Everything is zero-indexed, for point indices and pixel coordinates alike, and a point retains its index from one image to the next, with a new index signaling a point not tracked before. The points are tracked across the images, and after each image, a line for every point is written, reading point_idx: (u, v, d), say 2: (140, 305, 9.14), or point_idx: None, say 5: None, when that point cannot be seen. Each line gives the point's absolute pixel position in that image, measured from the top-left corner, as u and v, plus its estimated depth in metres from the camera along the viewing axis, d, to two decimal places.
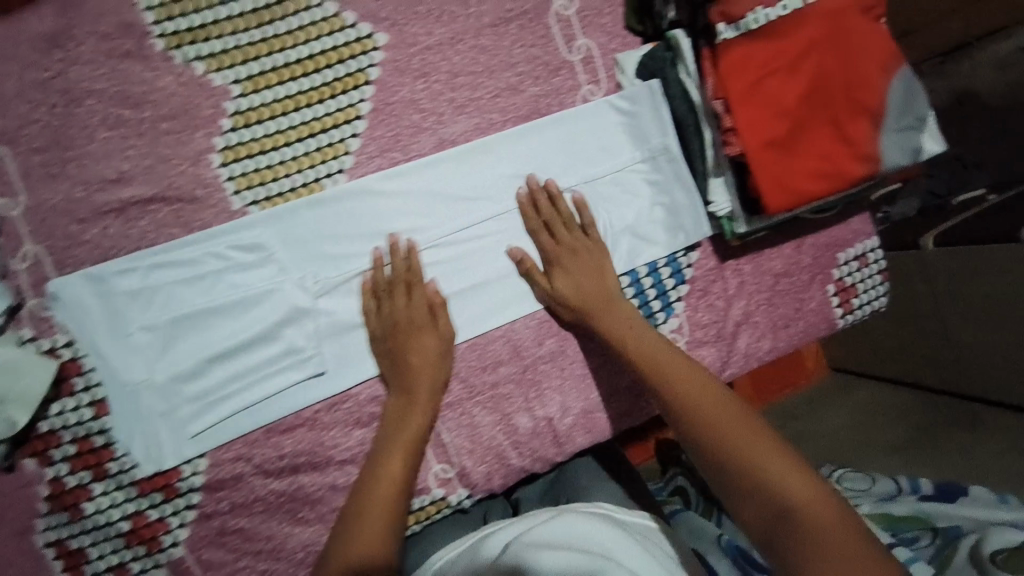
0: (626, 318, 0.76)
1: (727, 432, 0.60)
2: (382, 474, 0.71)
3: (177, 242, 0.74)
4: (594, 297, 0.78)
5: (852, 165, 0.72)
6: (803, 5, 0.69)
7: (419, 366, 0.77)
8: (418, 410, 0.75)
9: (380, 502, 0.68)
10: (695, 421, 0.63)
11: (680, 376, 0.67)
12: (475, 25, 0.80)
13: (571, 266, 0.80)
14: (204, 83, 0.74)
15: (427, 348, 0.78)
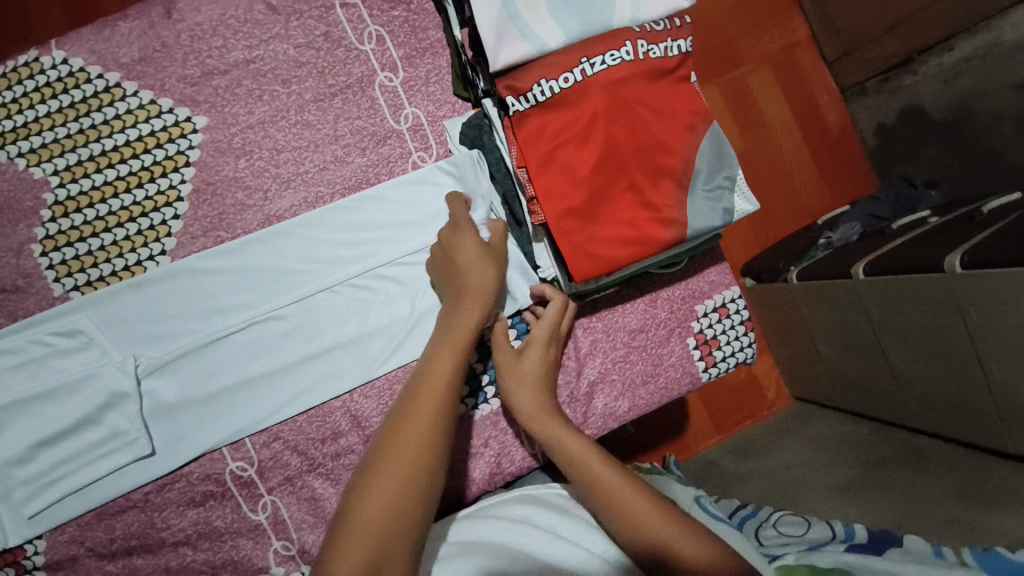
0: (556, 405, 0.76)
1: (652, 528, 0.62)
2: (424, 399, 0.67)
3: (3, 331, 0.76)
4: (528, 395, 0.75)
5: (659, 229, 0.70)
6: (585, 77, 0.68)
7: (475, 278, 0.75)
8: (464, 325, 0.73)
9: (414, 441, 0.64)
10: (623, 514, 0.64)
11: (599, 469, 0.68)
12: (297, 102, 0.82)
13: (545, 350, 0.78)
14: (25, 177, 0.77)
15: (479, 252, 0.76)
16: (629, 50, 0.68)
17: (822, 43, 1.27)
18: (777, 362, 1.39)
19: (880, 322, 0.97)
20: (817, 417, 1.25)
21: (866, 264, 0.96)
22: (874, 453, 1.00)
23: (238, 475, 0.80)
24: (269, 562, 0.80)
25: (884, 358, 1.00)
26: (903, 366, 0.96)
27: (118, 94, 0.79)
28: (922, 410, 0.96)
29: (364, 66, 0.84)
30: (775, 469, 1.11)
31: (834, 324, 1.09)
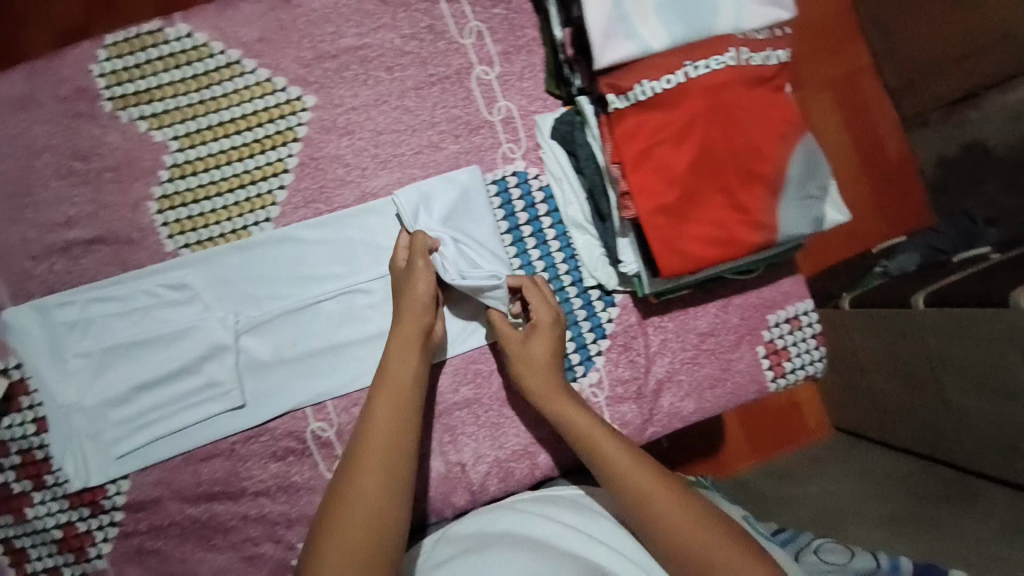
0: (573, 401, 0.75)
1: (679, 522, 0.62)
2: (377, 437, 0.66)
3: (114, 280, 0.81)
4: (545, 396, 0.76)
5: (748, 232, 0.72)
6: (687, 79, 0.70)
7: (416, 317, 0.76)
8: (409, 363, 0.72)
9: (373, 483, 0.62)
10: (630, 492, 0.65)
11: (620, 463, 0.67)
12: (399, 88, 0.87)
13: (540, 353, 0.78)
14: (145, 139, 0.82)
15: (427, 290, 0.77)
16: (734, 53, 0.71)
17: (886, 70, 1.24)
18: (822, 388, 1.36)
19: (937, 353, 0.95)
20: (855, 448, 1.22)
21: (929, 295, 0.97)
22: (919, 489, 0.98)
23: (318, 435, 0.84)
24: None
25: (937, 391, 0.98)
26: (955, 400, 0.95)
27: (237, 69, 0.84)
28: (973, 447, 0.94)
29: (463, 59, 0.88)
30: (816, 493, 1.08)
31: (884, 352, 1.07)
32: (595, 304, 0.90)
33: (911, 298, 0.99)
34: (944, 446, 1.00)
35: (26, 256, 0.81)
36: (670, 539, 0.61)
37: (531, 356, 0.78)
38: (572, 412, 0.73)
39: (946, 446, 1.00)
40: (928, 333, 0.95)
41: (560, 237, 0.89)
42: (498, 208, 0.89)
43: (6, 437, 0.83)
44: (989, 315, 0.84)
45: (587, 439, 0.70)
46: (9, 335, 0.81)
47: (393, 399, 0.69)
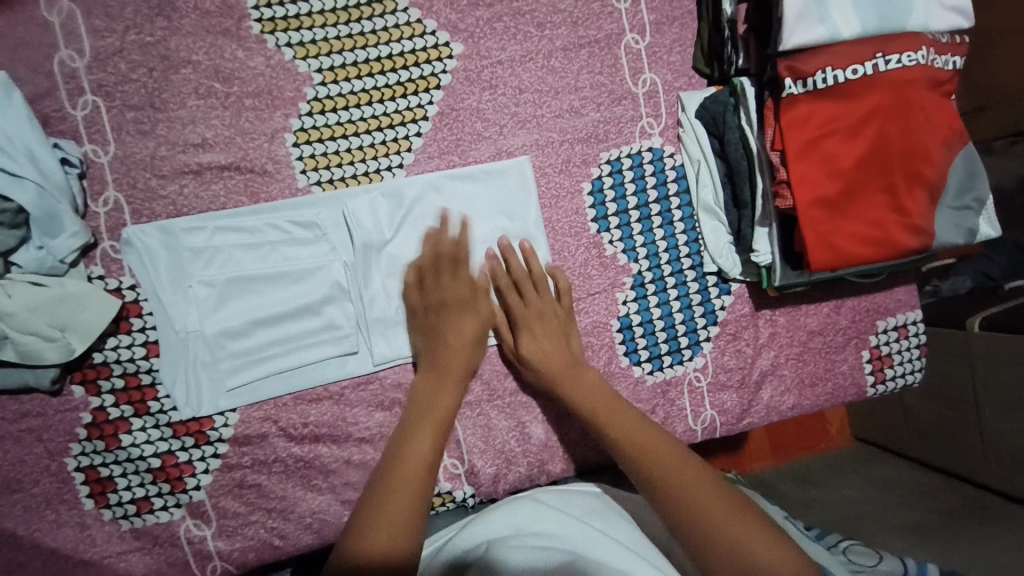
0: (589, 382, 0.78)
1: (690, 490, 0.62)
2: (410, 462, 0.67)
3: (245, 209, 0.78)
4: (556, 367, 0.79)
5: (905, 235, 0.72)
6: (875, 72, 0.69)
7: (455, 357, 0.78)
8: (445, 396, 0.75)
9: (403, 494, 0.63)
10: (638, 449, 0.68)
11: (631, 435, 0.70)
12: (547, 47, 0.84)
13: (542, 334, 0.81)
14: (289, 68, 0.79)
15: (473, 331, 0.79)
16: (926, 52, 0.70)
17: None
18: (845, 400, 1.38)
19: (983, 380, 1.03)
20: (879, 459, 1.27)
21: (983, 319, 1.02)
22: (944, 504, 1.05)
23: None
24: (439, 475, 0.85)
25: (975, 415, 1.06)
26: (990, 425, 1.03)
27: (389, 7, 0.81)
28: (997, 467, 1.03)
29: (615, 25, 0.85)
30: (842, 500, 1.13)
31: (938, 372, 1.12)
32: (710, 291, 0.89)
33: (965, 320, 1.05)
34: (979, 467, 1.07)
35: (152, 175, 0.77)
36: (679, 507, 0.61)
37: (523, 344, 0.80)
38: (586, 386, 0.78)
39: (982, 467, 1.06)
40: (980, 358, 1.02)
41: (686, 219, 0.88)
42: (629, 183, 0.87)
43: (110, 358, 0.77)
44: None
45: (597, 414, 0.74)
46: (128, 253, 0.76)
47: (432, 432, 0.71)
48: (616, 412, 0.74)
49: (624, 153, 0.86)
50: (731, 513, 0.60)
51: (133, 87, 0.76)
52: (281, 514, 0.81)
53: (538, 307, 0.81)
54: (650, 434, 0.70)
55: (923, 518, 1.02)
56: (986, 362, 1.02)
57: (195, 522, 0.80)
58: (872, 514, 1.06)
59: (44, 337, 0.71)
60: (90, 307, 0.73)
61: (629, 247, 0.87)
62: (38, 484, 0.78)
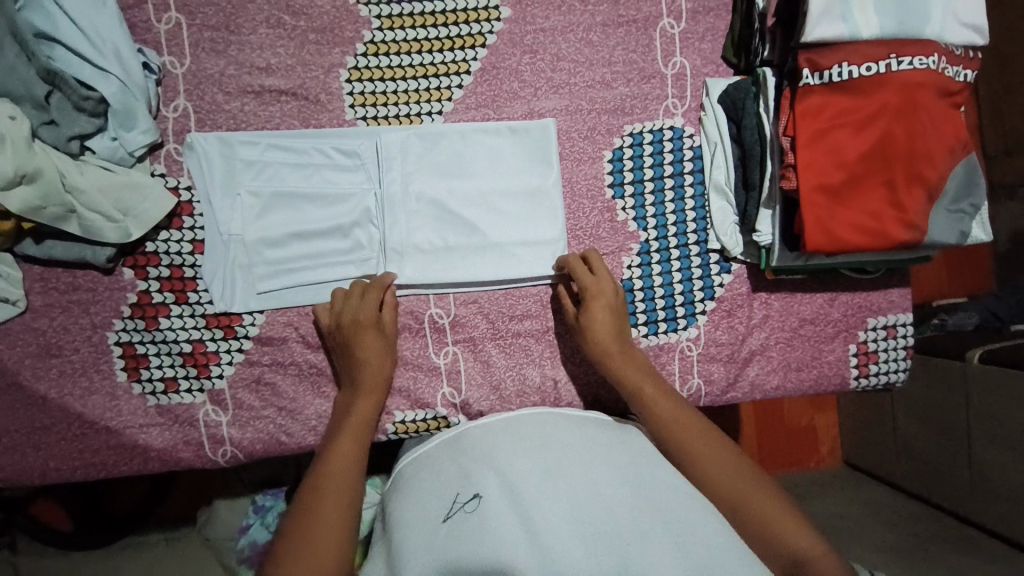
0: (637, 362, 0.82)
1: (721, 477, 0.68)
2: (333, 468, 0.71)
3: (296, 133, 0.87)
4: (608, 346, 0.82)
5: (899, 229, 0.77)
6: (887, 71, 0.74)
7: (376, 376, 0.81)
8: (367, 406, 0.79)
9: (328, 506, 0.67)
10: (673, 428, 0.73)
11: (674, 426, 0.73)
12: (588, 21, 0.91)
13: (597, 305, 0.83)
14: (352, 11, 0.87)
15: (375, 341, 0.83)
16: (937, 60, 0.75)
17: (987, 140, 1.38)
18: (840, 423, 1.47)
19: (976, 410, 1.10)
20: (865, 484, 1.36)
21: (983, 352, 1.10)
22: (920, 529, 1.13)
23: (434, 319, 0.92)
24: (437, 401, 0.92)
25: (965, 445, 1.13)
26: (978, 453, 1.10)
27: None
28: (986, 502, 1.09)
29: (654, 8, 0.91)
30: (828, 514, 1.21)
31: (928, 398, 1.21)
32: (711, 268, 0.94)
33: (967, 352, 1.12)
34: (960, 497, 1.14)
35: (219, 90, 0.85)
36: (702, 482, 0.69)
37: (591, 316, 0.83)
38: (634, 366, 0.81)
39: (961, 498, 1.14)
40: (973, 388, 1.10)
41: (697, 196, 0.94)
42: (648, 156, 0.93)
43: (160, 249, 0.86)
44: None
45: (641, 390, 0.78)
46: (189, 157, 0.85)
47: (353, 439, 0.76)
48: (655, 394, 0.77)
49: (646, 128, 0.93)
50: (746, 489, 0.66)
51: (213, 10, 0.84)
52: (290, 413, 0.89)
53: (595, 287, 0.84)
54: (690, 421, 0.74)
55: (900, 539, 1.11)
56: (977, 394, 1.09)
57: (213, 408, 0.89)
58: (853, 530, 1.14)
59: (108, 217, 0.80)
60: (151, 198, 0.82)
61: (640, 216, 0.93)
62: (76, 351, 0.87)
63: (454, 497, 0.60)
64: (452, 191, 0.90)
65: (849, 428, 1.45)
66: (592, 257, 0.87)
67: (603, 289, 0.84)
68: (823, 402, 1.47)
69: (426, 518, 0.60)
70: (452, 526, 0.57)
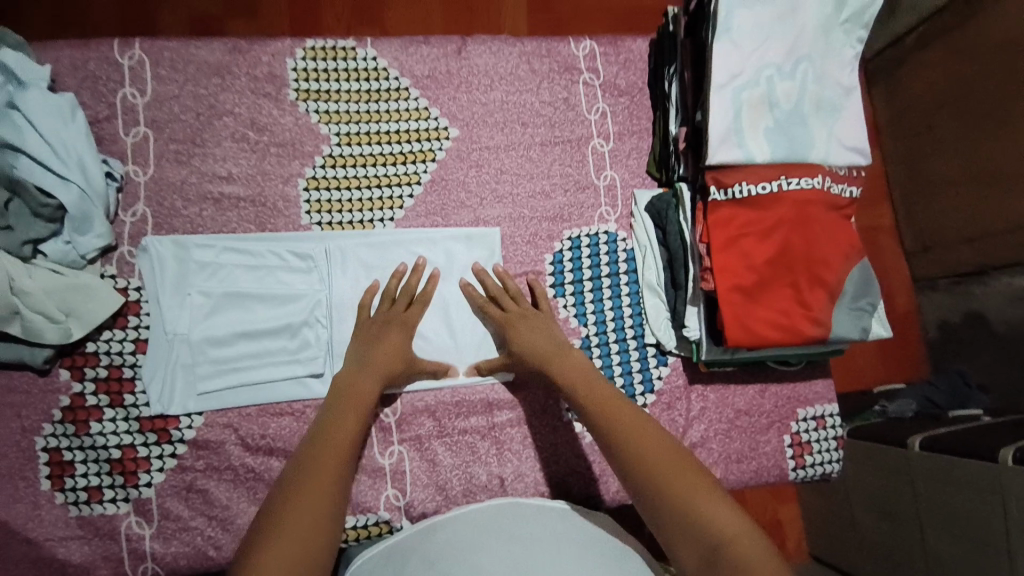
0: (578, 365, 0.83)
1: (659, 470, 0.67)
2: (331, 447, 0.72)
3: (252, 236, 0.91)
4: (545, 354, 0.85)
5: (807, 325, 0.85)
6: (780, 190, 0.86)
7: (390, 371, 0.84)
8: (365, 391, 0.80)
9: (281, 557, 0.58)
10: (627, 438, 0.72)
11: (648, 445, 0.70)
12: (528, 141, 1.03)
13: (522, 327, 0.89)
14: (313, 129, 0.96)
15: (399, 352, 0.85)
16: (821, 179, 0.87)
17: (904, 236, 1.53)
18: (801, 515, 1.52)
19: (923, 498, 1.14)
20: None
21: (923, 438, 1.15)
22: None
23: (380, 418, 0.92)
24: (379, 504, 0.89)
25: (919, 535, 1.16)
26: (932, 545, 1.13)
27: (403, 95, 1.00)
28: None
29: (585, 130, 1.04)
30: None
31: (852, 472, 1.31)
32: (650, 361, 0.99)
33: (907, 439, 1.17)
34: None
35: (179, 197, 0.90)
36: (647, 480, 0.68)
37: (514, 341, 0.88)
38: (573, 367, 0.83)
39: None
40: (917, 473, 1.15)
41: (633, 294, 1.01)
42: (586, 257, 1.01)
43: (100, 350, 0.85)
44: (979, 466, 1.02)
45: (598, 412, 0.76)
46: (141, 258, 0.87)
47: (352, 422, 0.76)
48: (623, 414, 0.75)
49: (583, 233, 1.01)
50: (696, 490, 0.65)
51: (181, 126, 0.92)
52: (221, 523, 0.85)
53: (519, 312, 0.90)
54: (658, 441, 0.71)
55: None
56: (911, 479, 1.17)
57: (137, 519, 0.84)
58: None
59: (49, 317, 0.80)
60: (97, 298, 0.83)
61: (580, 313, 0.99)
62: (2, 457, 0.82)
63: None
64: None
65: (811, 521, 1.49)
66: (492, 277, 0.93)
67: (514, 318, 0.90)
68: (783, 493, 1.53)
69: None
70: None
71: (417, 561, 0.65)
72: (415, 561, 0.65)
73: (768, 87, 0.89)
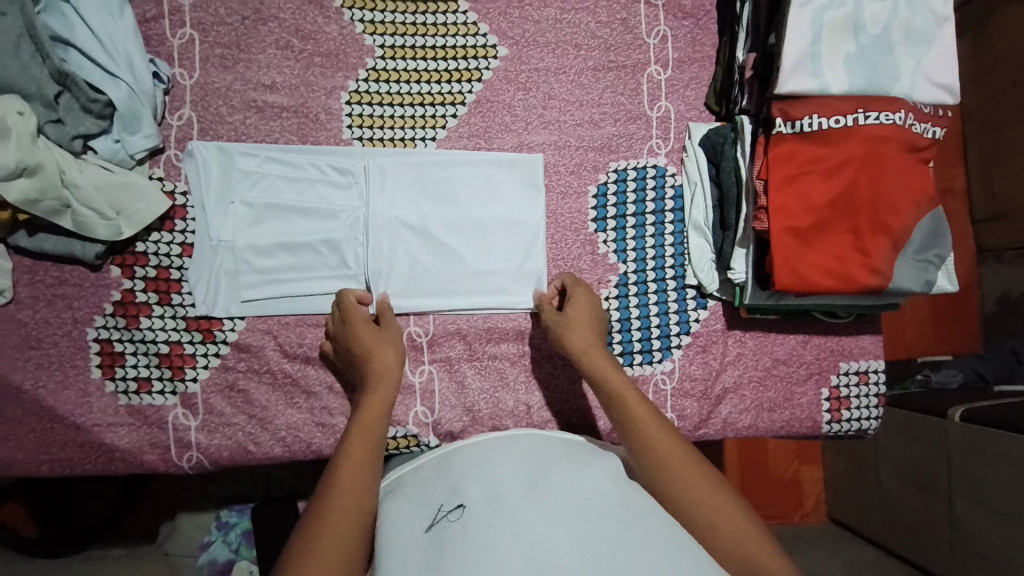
0: (606, 366, 0.78)
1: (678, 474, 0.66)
2: (359, 439, 0.71)
3: (294, 148, 0.90)
4: (581, 350, 0.80)
5: (864, 273, 0.80)
6: (854, 124, 0.79)
7: (385, 351, 0.80)
8: (381, 371, 0.78)
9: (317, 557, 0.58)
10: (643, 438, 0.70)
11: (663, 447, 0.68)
12: (580, 64, 0.97)
13: (567, 328, 0.83)
14: (358, 40, 0.92)
15: (375, 333, 0.82)
16: (903, 116, 0.80)
17: (975, 202, 1.45)
18: (825, 476, 1.50)
19: (958, 470, 1.11)
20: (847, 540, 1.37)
21: (965, 410, 1.11)
22: None
23: (412, 337, 0.93)
24: (408, 418, 0.92)
25: (947, 506, 1.13)
26: (958, 517, 1.10)
27: (452, 7, 0.94)
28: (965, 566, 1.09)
29: (642, 55, 0.97)
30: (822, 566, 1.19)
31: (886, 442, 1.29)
32: (688, 303, 0.96)
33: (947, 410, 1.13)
34: None
35: (224, 104, 0.90)
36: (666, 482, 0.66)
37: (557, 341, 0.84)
38: (601, 365, 0.79)
39: None
40: (955, 444, 1.11)
41: (677, 233, 0.97)
42: (631, 192, 0.97)
43: (150, 250, 0.88)
44: None
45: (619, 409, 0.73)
46: (188, 162, 0.89)
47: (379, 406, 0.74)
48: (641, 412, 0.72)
49: (631, 165, 0.97)
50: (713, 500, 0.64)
51: (226, 30, 0.90)
52: (259, 422, 0.89)
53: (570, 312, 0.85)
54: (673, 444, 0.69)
55: None
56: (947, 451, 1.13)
57: (183, 411, 0.89)
58: None
59: (101, 213, 0.83)
60: (145, 198, 0.85)
61: (620, 249, 0.96)
62: (55, 345, 0.88)
63: (439, 507, 0.61)
64: (424, 210, 0.93)
65: (834, 483, 1.47)
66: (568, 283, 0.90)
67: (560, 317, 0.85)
68: (808, 455, 1.50)
69: (407, 526, 0.61)
70: (435, 533, 0.58)
71: (437, 480, 0.66)
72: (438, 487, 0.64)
73: (855, 9, 0.80)
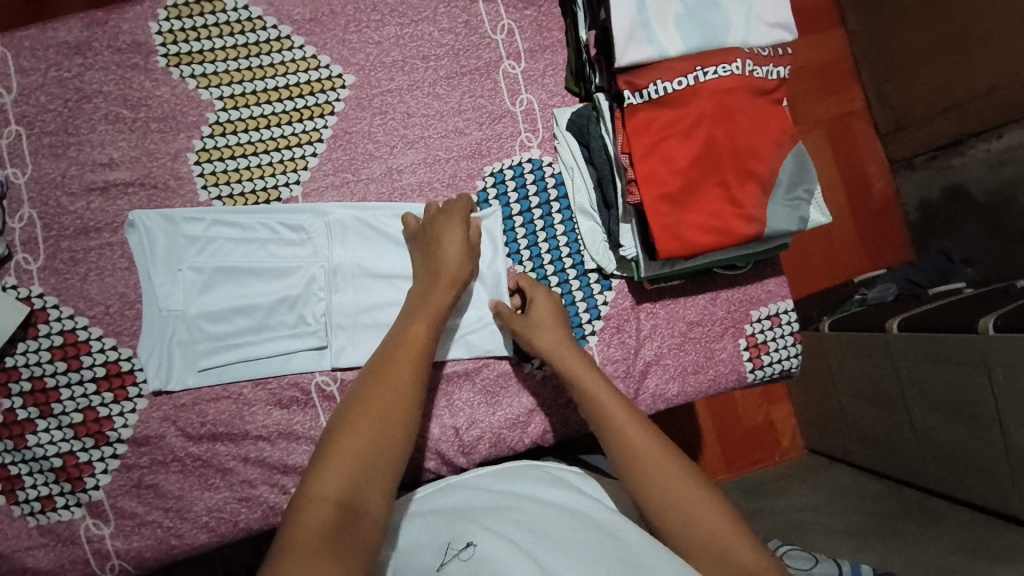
0: (580, 363, 0.79)
1: (668, 482, 0.66)
2: (412, 338, 0.75)
3: (240, 208, 0.88)
4: (555, 351, 0.81)
5: (740, 224, 0.80)
6: (696, 82, 0.79)
7: (454, 266, 0.83)
8: (443, 291, 0.81)
9: (366, 429, 0.64)
10: (628, 444, 0.70)
11: (648, 455, 0.68)
12: (432, 75, 0.94)
13: (542, 333, 0.83)
14: (193, 96, 0.88)
15: (461, 245, 0.84)
16: (740, 64, 0.80)
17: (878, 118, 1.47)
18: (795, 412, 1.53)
19: (907, 378, 1.11)
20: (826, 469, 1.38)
21: (901, 320, 1.12)
22: (888, 506, 1.12)
23: (322, 388, 0.89)
24: None
25: (906, 414, 1.14)
26: (919, 422, 1.11)
27: (287, 44, 0.91)
28: (940, 471, 1.09)
29: (492, 53, 0.95)
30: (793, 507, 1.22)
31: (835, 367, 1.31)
32: (593, 288, 0.95)
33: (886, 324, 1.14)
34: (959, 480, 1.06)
35: (63, 192, 0.84)
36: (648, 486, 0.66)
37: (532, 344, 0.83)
38: (581, 367, 0.79)
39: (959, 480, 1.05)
40: (898, 354, 1.11)
41: (566, 221, 0.95)
42: (513, 191, 0.95)
43: (19, 362, 0.83)
44: (957, 341, 0.99)
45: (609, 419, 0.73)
46: (132, 233, 0.85)
47: (428, 320, 0.78)
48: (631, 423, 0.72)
49: (506, 165, 0.95)
50: (711, 509, 0.64)
51: (50, 116, 0.84)
52: (178, 514, 0.84)
53: (536, 316, 0.85)
54: (660, 450, 0.69)
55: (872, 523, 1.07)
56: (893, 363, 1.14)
57: (94, 521, 0.84)
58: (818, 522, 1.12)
59: None
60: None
61: (513, 250, 0.95)
62: None
63: (446, 548, 0.61)
64: (377, 252, 0.91)
65: (804, 416, 1.50)
66: (526, 284, 0.90)
67: (537, 319, 0.85)
68: (775, 396, 1.53)
69: (419, 569, 0.62)
70: None
71: (436, 522, 0.66)
72: (433, 529, 0.65)
73: None
